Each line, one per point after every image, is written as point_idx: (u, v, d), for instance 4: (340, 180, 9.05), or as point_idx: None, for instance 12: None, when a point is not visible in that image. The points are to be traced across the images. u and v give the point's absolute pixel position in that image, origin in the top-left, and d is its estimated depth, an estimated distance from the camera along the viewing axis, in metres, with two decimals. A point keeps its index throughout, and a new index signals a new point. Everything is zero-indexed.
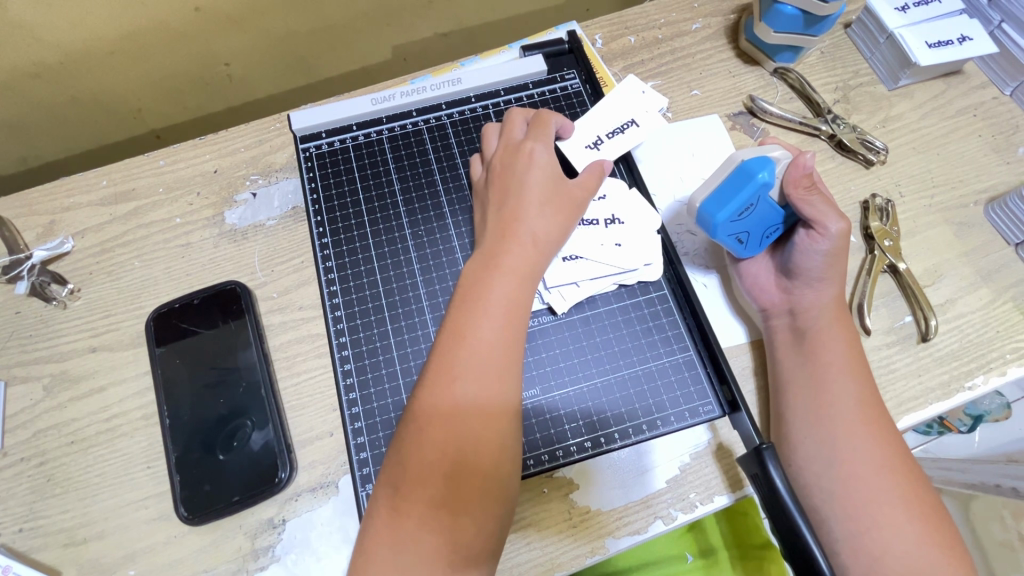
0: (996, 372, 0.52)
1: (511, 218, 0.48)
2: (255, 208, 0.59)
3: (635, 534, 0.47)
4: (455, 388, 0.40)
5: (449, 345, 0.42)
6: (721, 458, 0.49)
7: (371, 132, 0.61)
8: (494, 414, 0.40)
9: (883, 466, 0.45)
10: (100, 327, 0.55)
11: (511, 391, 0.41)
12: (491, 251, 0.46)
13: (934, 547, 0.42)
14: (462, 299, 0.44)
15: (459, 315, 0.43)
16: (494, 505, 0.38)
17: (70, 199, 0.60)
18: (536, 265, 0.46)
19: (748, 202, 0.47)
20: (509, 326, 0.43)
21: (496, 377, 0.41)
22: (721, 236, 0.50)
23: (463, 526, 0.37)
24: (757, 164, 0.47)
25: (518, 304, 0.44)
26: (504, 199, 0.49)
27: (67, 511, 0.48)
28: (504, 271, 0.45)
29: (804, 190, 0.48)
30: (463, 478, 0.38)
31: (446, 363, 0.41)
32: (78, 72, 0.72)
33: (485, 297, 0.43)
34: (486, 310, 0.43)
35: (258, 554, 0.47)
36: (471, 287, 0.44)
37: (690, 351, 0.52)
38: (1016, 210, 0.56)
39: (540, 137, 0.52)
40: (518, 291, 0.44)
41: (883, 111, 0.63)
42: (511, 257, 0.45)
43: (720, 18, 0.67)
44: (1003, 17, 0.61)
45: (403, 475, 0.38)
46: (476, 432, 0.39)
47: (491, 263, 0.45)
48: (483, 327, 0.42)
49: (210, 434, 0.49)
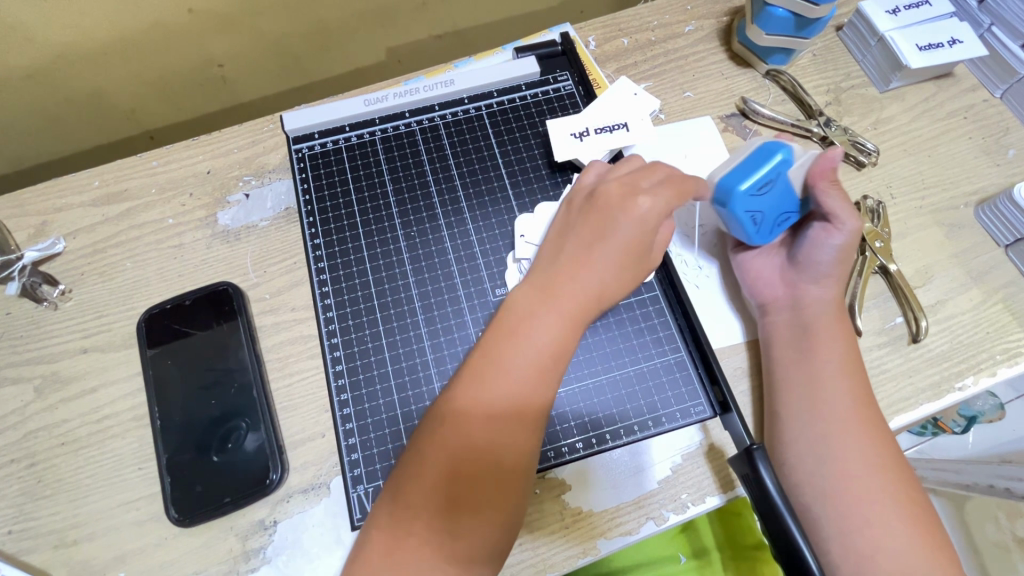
0: (986, 373, 0.52)
1: (574, 261, 0.44)
2: (247, 209, 0.59)
3: (626, 535, 0.47)
4: (487, 417, 0.39)
5: (486, 365, 0.41)
6: (713, 458, 0.49)
7: (364, 133, 0.61)
8: (519, 455, 0.39)
9: (874, 463, 0.45)
10: (92, 328, 0.54)
11: (536, 437, 0.40)
12: (544, 279, 0.44)
13: (923, 545, 0.43)
14: (508, 322, 0.42)
15: (503, 339, 0.41)
16: (495, 533, 0.38)
17: (63, 200, 0.60)
18: (590, 317, 0.44)
19: (770, 177, 0.49)
20: (552, 366, 0.41)
21: (530, 408, 0.40)
22: (738, 211, 0.49)
23: (464, 535, 0.37)
24: (776, 145, 0.49)
25: (563, 349, 0.42)
26: (586, 235, 0.45)
27: (57, 512, 0.48)
28: (556, 307, 0.42)
29: (829, 182, 0.50)
30: (474, 503, 0.38)
31: (480, 387, 0.40)
32: (70, 71, 0.72)
33: (532, 331, 0.41)
34: (532, 344, 0.41)
35: (249, 556, 0.47)
36: (523, 314, 0.42)
37: (681, 352, 0.52)
38: (1006, 212, 0.56)
39: (663, 193, 0.45)
40: (568, 333, 0.42)
41: (875, 113, 0.63)
42: (567, 298, 0.43)
43: (712, 20, 0.68)
44: (992, 20, 0.63)
45: (413, 485, 0.38)
46: (497, 464, 0.39)
47: (546, 297, 0.43)
48: (527, 356, 0.41)
49: (202, 436, 0.49)
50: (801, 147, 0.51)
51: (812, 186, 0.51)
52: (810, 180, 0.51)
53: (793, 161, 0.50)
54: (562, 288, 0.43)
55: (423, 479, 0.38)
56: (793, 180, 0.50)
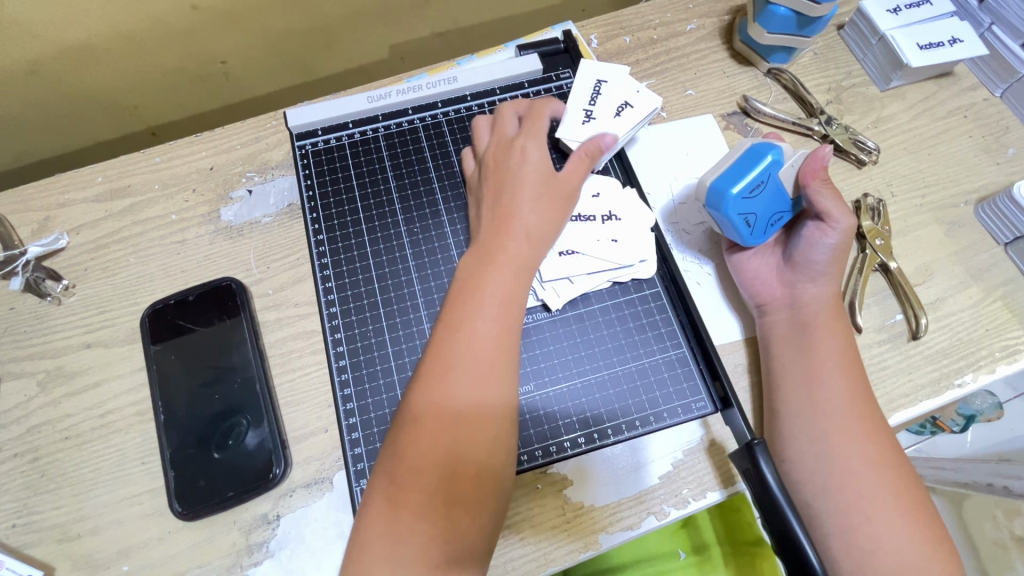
0: (985, 370, 0.52)
1: (506, 213, 0.49)
2: (250, 205, 0.59)
3: (628, 530, 0.47)
4: (454, 386, 0.41)
5: (446, 335, 0.43)
6: (714, 454, 0.50)
7: (367, 130, 0.61)
8: (490, 417, 0.41)
9: (872, 459, 0.45)
10: (96, 323, 0.55)
11: (507, 389, 0.42)
12: (486, 241, 0.48)
13: (922, 540, 0.43)
14: (459, 292, 0.45)
15: (457, 305, 0.44)
16: (489, 502, 0.39)
17: (66, 195, 0.60)
18: (530, 260, 0.48)
19: (760, 179, 0.49)
20: (505, 322, 0.44)
21: (489, 372, 0.41)
22: (731, 214, 0.50)
23: (461, 501, 0.38)
24: (765, 146, 0.50)
25: (513, 299, 0.45)
26: (502, 192, 0.51)
27: (61, 506, 0.48)
28: (500, 262, 0.46)
29: (819, 182, 0.51)
30: (460, 477, 0.39)
31: (444, 360, 0.42)
32: (73, 68, 0.72)
33: (483, 289, 0.45)
34: (484, 302, 0.44)
35: (252, 550, 0.47)
36: (470, 276, 0.46)
37: (682, 348, 0.53)
38: (1005, 210, 0.57)
39: (534, 129, 0.54)
40: (513, 284, 0.46)
41: (876, 112, 0.64)
42: (508, 250, 0.47)
43: (714, 19, 0.68)
44: (993, 19, 0.63)
45: (399, 470, 0.39)
46: (472, 432, 0.40)
47: (489, 257, 0.47)
48: (482, 320, 0.43)
49: (205, 431, 0.49)
50: (791, 148, 0.52)
51: (804, 186, 0.51)
52: (801, 180, 0.51)
53: (783, 161, 0.50)
54: (501, 247, 0.47)
55: (408, 462, 0.39)
56: (784, 180, 0.51)
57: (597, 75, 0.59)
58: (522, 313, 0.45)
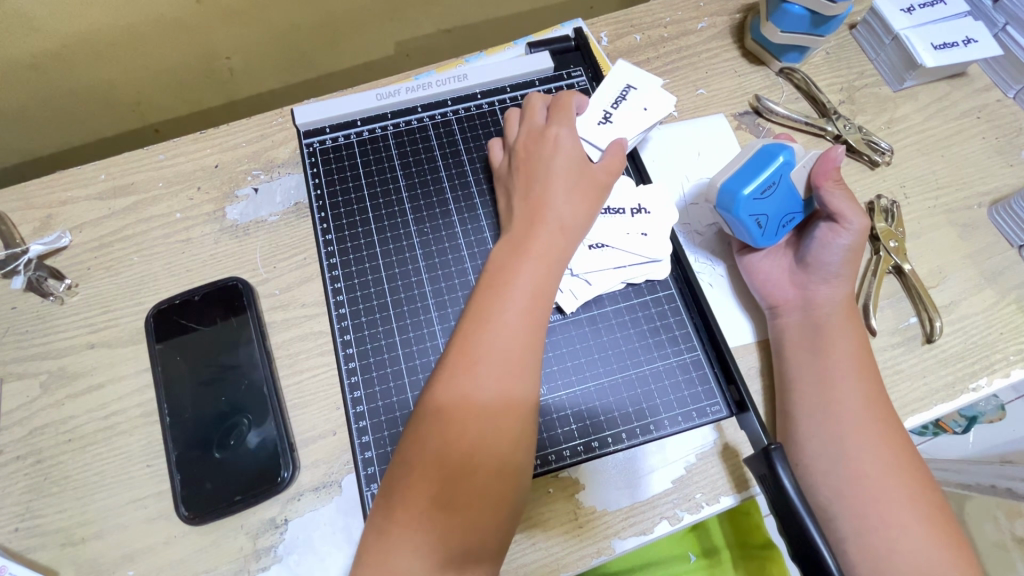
0: (999, 374, 0.52)
1: (537, 205, 0.48)
2: (256, 204, 0.58)
3: (640, 535, 0.47)
4: (480, 375, 0.40)
5: (474, 325, 0.42)
6: (727, 458, 0.49)
7: (376, 128, 0.60)
8: (516, 406, 0.40)
9: (889, 464, 0.45)
10: (99, 323, 0.54)
11: (534, 382, 0.42)
12: (516, 232, 0.47)
13: (940, 545, 0.42)
14: (490, 281, 0.45)
15: (487, 296, 0.44)
16: (509, 495, 0.39)
17: (69, 193, 0.59)
18: (561, 252, 0.47)
19: (771, 180, 0.49)
20: (536, 315, 0.43)
21: (516, 365, 0.41)
22: (743, 215, 0.49)
23: (480, 493, 0.38)
24: (776, 147, 0.49)
25: (544, 291, 0.44)
26: (530, 184, 0.50)
27: (64, 510, 0.47)
28: (530, 254, 0.45)
29: (832, 182, 0.50)
30: (478, 465, 0.38)
31: (471, 349, 0.41)
32: (76, 63, 0.71)
33: (513, 280, 0.44)
34: (515, 293, 0.43)
35: (260, 555, 0.46)
36: (499, 267, 0.45)
37: (697, 352, 0.52)
38: (1019, 212, 0.56)
39: (563, 120, 0.53)
40: (543, 276, 0.45)
41: (888, 112, 0.63)
42: (538, 242, 0.46)
43: (725, 17, 0.67)
44: (1007, 20, 0.62)
45: (419, 459, 0.39)
46: (498, 422, 0.39)
47: (519, 249, 0.46)
48: (512, 311, 0.43)
49: (210, 434, 0.48)
50: (802, 149, 0.51)
51: (816, 187, 0.51)
52: (813, 181, 0.51)
53: (795, 162, 0.50)
54: (532, 237, 0.46)
55: (429, 450, 0.39)
56: (796, 182, 0.51)
57: (628, 81, 0.56)
58: (550, 307, 0.45)
